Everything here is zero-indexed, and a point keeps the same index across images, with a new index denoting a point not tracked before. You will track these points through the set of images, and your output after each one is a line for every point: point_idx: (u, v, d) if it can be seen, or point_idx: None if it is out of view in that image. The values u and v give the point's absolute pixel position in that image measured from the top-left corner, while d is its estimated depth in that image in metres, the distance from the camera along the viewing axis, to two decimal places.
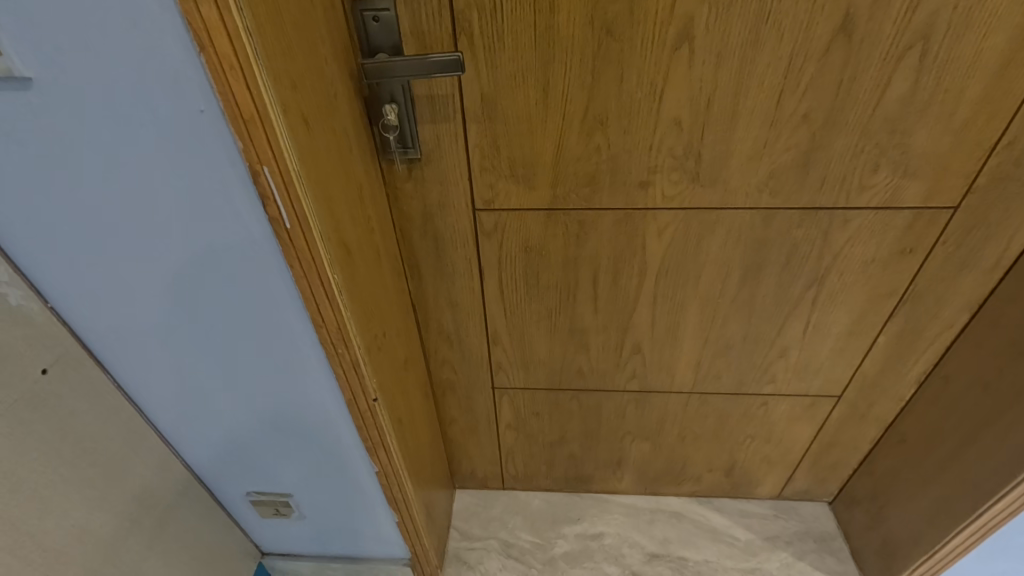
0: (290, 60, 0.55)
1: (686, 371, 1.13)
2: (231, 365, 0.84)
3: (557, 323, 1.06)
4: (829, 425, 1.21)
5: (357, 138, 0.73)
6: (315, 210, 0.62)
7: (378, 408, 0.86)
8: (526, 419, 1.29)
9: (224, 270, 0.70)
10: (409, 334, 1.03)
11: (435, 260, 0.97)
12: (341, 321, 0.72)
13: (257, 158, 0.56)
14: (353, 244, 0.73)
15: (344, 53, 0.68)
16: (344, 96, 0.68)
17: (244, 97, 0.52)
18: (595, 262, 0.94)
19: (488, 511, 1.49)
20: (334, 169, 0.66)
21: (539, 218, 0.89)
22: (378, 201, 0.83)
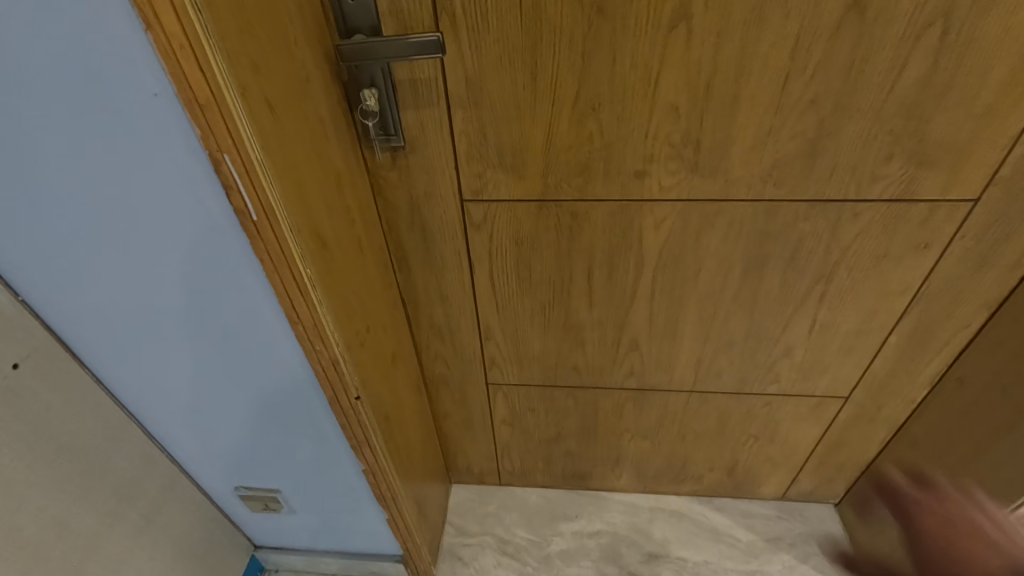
0: (250, 40, 0.52)
1: (686, 369, 1.08)
2: (213, 360, 0.82)
3: (551, 318, 1.02)
4: (836, 425, 1.16)
5: (334, 124, 0.70)
6: (283, 201, 0.59)
7: (360, 407, 0.83)
8: (522, 415, 1.26)
9: (198, 264, 0.68)
10: (398, 329, 1.00)
11: (424, 253, 0.93)
12: (317, 317, 0.69)
13: (216, 145, 0.52)
14: (330, 237, 0.69)
15: (317, 32, 0.64)
16: (318, 80, 0.64)
17: (196, 79, 0.48)
18: (589, 256, 0.90)
19: (484, 506, 1.47)
20: (306, 157, 0.62)
21: (530, 210, 0.85)
22: (359, 191, 0.79)
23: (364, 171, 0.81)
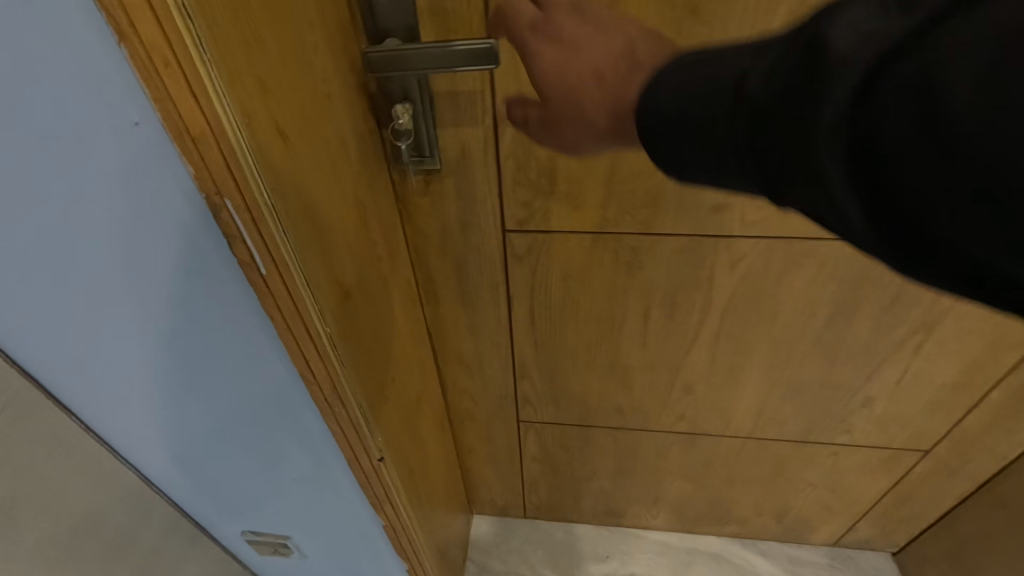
0: (258, 53, 0.40)
1: (745, 415, 0.96)
2: (219, 409, 0.72)
3: (596, 358, 0.90)
4: (909, 479, 1.04)
5: (361, 148, 0.58)
6: (300, 252, 0.47)
7: (383, 468, 0.72)
8: (554, 453, 1.15)
9: (200, 313, 0.57)
10: (423, 368, 0.88)
11: (455, 286, 0.82)
12: (335, 378, 0.57)
13: (214, 189, 0.40)
14: (351, 284, 0.57)
15: (341, 37, 0.51)
16: (342, 97, 0.52)
17: (188, 108, 0.36)
18: (648, 294, 0.78)
19: (507, 542, 1.35)
20: (325, 194, 0.51)
21: (583, 243, 0.73)
22: (387, 221, 0.68)
23: (392, 196, 0.69)
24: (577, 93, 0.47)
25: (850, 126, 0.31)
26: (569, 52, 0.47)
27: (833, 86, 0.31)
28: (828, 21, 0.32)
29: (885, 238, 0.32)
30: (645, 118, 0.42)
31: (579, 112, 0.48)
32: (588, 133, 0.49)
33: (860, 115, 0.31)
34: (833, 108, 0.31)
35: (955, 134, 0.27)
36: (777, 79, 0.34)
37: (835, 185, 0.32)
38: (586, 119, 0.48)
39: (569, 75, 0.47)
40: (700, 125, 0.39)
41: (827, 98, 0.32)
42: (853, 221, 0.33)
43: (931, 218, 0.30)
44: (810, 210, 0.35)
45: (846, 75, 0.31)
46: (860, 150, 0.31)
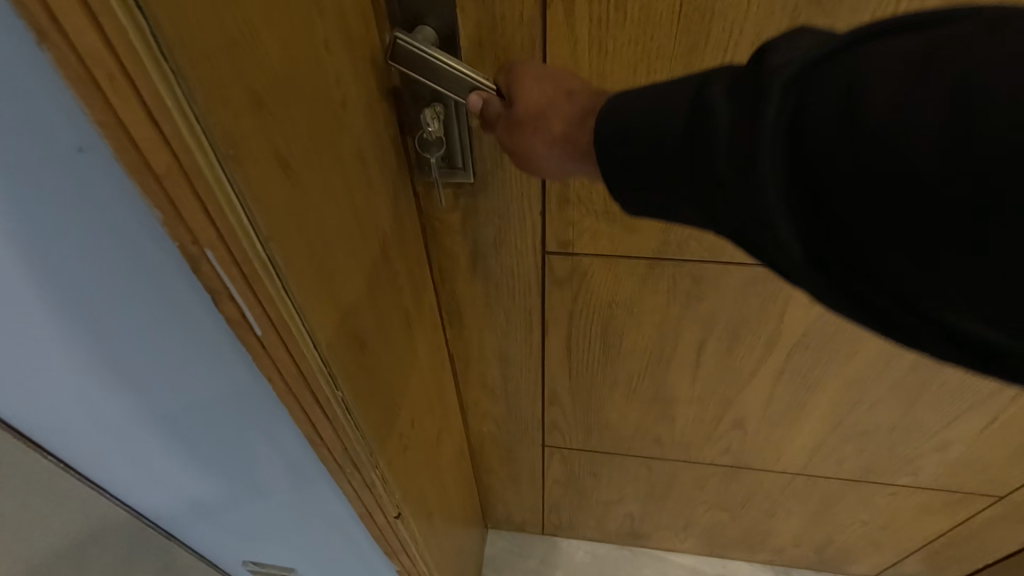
0: (252, 57, 0.29)
1: (799, 452, 0.86)
2: (212, 476, 0.60)
3: (637, 389, 0.80)
4: (971, 522, 0.94)
5: (381, 164, 0.47)
6: (307, 308, 0.36)
7: (401, 526, 0.61)
8: (580, 477, 1.06)
9: (178, 380, 0.44)
10: (443, 398, 0.79)
11: (485, 309, 0.71)
12: (347, 442, 0.45)
13: (190, 239, 0.29)
14: (370, 334, 0.47)
15: (357, 28, 0.40)
16: (359, 106, 0.41)
17: (147, 138, 0.25)
18: (706, 326, 0.68)
19: (524, 562, 1.27)
20: (339, 231, 0.40)
21: (636, 268, 0.62)
22: (408, 246, 0.56)
23: (414, 213, 0.59)
24: (545, 98, 0.43)
25: (793, 143, 0.29)
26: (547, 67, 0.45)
27: (777, 105, 0.30)
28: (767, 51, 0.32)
29: (826, 270, 0.30)
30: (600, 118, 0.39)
31: (539, 114, 0.43)
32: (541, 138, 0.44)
33: (801, 137, 0.29)
34: (776, 128, 0.29)
35: (897, 163, 0.26)
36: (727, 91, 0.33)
37: (778, 215, 0.30)
38: (543, 123, 0.43)
39: (544, 78, 0.43)
40: (647, 134, 0.37)
41: (769, 105, 0.30)
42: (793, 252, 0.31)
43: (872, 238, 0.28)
44: (740, 228, 0.33)
45: (788, 91, 0.29)
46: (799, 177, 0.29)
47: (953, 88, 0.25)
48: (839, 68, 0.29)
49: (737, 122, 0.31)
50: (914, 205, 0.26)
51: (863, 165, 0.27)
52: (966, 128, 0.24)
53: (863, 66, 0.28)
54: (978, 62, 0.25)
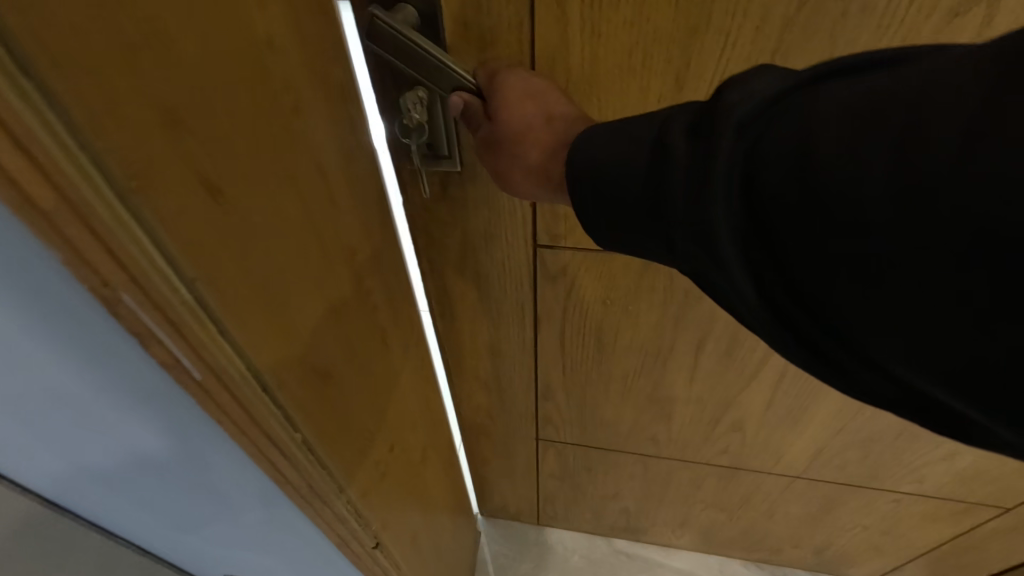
0: (164, 69, 0.26)
1: (799, 456, 0.84)
2: (170, 514, 0.53)
3: (633, 388, 0.78)
4: (976, 532, 0.91)
5: (345, 171, 0.44)
6: (243, 345, 0.34)
7: (379, 553, 0.60)
8: (575, 472, 1.04)
9: (103, 418, 0.37)
10: (429, 401, 0.77)
11: (477, 303, 0.69)
12: (310, 479, 0.43)
13: (99, 282, 0.26)
14: (333, 363, 0.45)
15: (305, 27, 0.37)
16: (315, 115, 0.39)
17: (24, 170, 0.22)
18: (704, 326, 0.65)
19: (519, 565, 1.25)
20: (288, 250, 0.37)
21: (631, 265, 0.60)
22: (384, 256, 0.54)
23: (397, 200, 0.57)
24: (525, 122, 0.42)
25: (745, 191, 0.28)
26: (530, 83, 0.42)
27: (729, 157, 0.29)
28: (719, 97, 0.31)
29: (788, 325, 0.30)
30: (573, 162, 0.38)
31: (516, 140, 0.43)
32: (516, 165, 0.44)
33: (755, 190, 0.28)
34: (728, 181, 0.29)
35: (844, 222, 0.25)
36: (687, 128, 0.32)
37: (736, 270, 0.30)
38: (520, 152, 0.43)
39: (526, 100, 0.42)
40: (612, 173, 0.36)
41: (720, 157, 0.29)
42: (752, 305, 0.30)
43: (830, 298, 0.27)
44: (702, 271, 0.32)
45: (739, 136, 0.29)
46: (754, 230, 0.29)
47: (895, 143, 0.24)
48: (788, 119, 0.28)
49: (695, 164, 0.31)
50: (864, 262, 0.25)
51: (810, 219, 0.26)
52: (910, 189, 0.24)
53: (812, 115, 0.27)
54: (924, 110, 0.24)
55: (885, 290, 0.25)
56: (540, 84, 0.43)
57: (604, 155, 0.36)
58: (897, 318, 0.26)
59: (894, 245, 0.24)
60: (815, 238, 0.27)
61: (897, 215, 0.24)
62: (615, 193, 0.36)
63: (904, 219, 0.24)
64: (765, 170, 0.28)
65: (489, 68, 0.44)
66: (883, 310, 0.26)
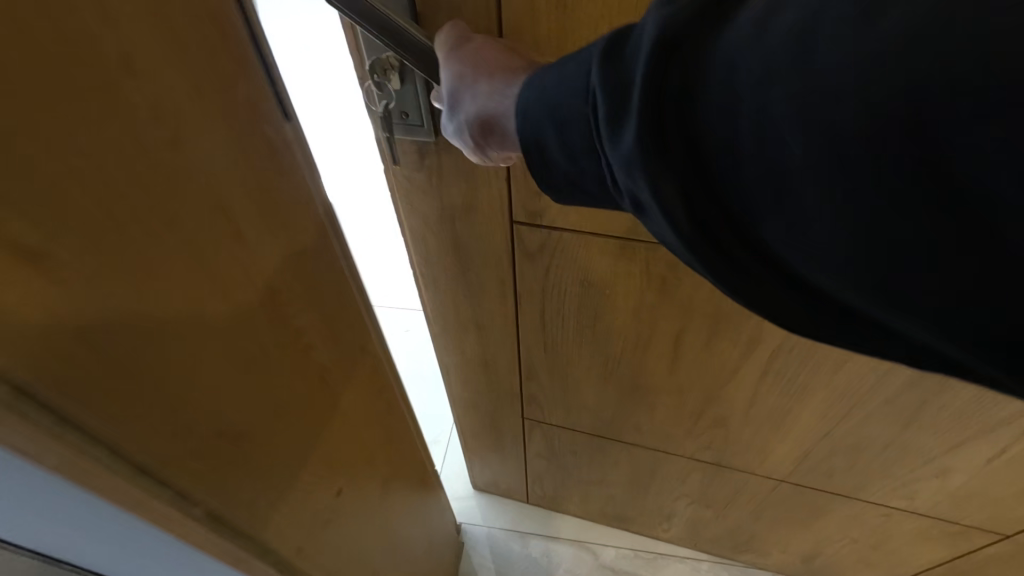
0: None
1: (784, 459, 0.81)
2: None
3: (614, 374, 0.77)
4: (970, 556, 0.87)
5: (291, 158, 0.42)
6: (101, 430, 0.29)
7: None
8: (561, 454, 1.05)
9: None
10: (388, 433, 0.73)
11: (459, 275, 0.70)
12: (230, 548, 0.40)
13: None
14: (258, 422, 0.41)
15: (189, 43, 0.31)
16: (206, 146, 0.33)
17: None
18: (683, 317, 0.64)
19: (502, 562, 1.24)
20: (181, 290, 0.32)
21: (608, 248, 0.59)
22: (317, 303, 0.48)
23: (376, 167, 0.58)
24: (472, 84, 0.41)
25: (678, 115, 0.29)
26: (472, 43, 0.42)
27: (659, 84, 0.29)
28: (640, 24, 0.32)
29: (728, 252, 0.30)
30: (520, 101, 0.38)
31: (472, 104, 0.42)
32: (480, 128, 0.43)
33: (687, 116, 0.29)
34: (663, 107, 0.29)
35: (773, 140, 0.26)
36: (604, 58, 0.32)
37: (676, 202, 0.30)
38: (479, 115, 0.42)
39: (469, 61, 0.41)
40: (555, 112, 0.36)
41: (648, 82, 0.29)
42: (693, 238, 0.30)
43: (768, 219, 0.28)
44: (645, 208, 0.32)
45: (665, 56, 0.29)
46: (693, 156, 0.29)
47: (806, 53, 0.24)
48: (707, 40, 0.28)
49: (623, 91, 0.31)
50: (795, 180, 0.26)
51: (741, 140, 0.27)
52: (829, 99, 0.24)
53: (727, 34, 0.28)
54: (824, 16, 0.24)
55: (817, 208, 0.26)
56: (496, 48, 0.42)
57: (547, 95, 0.36)
58: (828, 237, 0.26)
59: (819, 160, 0.25)
60: (750, 157, 0.27)
61: (818, 128, 0.24)
62: (565, 129, 0.36)
63: (827, 132, 0.24)
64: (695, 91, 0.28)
65: (442, 30, 0.43)
66: (818, 230, 0.26)
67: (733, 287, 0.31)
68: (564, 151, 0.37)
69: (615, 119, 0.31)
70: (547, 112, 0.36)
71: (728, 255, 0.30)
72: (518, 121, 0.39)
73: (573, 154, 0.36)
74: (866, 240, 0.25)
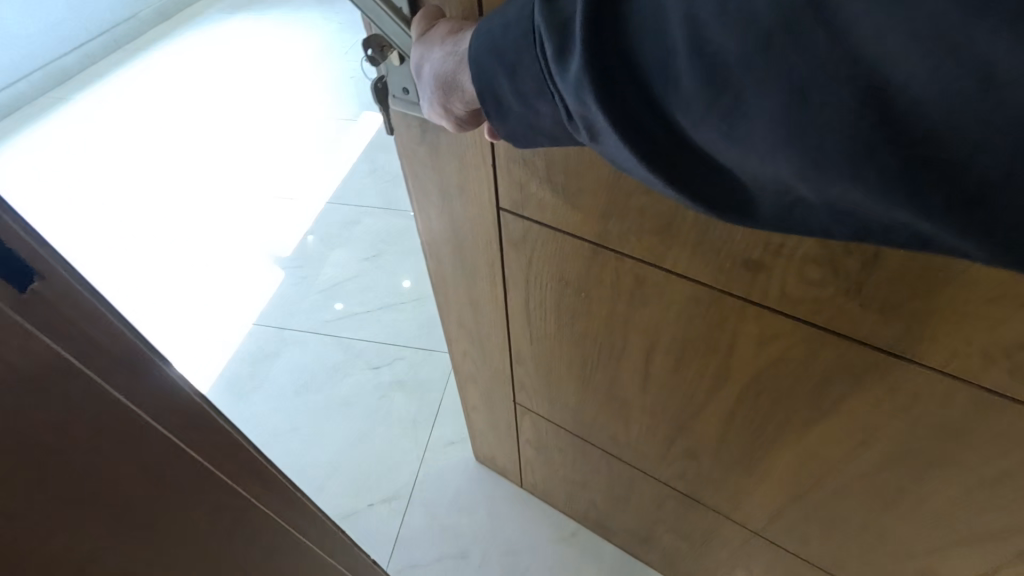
0: None
1: (757, 510, 0.77)
2: None
3: (591, 379, 0.77)
4: None
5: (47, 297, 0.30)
6: None
7: None
8: (549, 447, 1.06)
9: None
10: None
11: (456, 249, 0.74)
12: None
13: None
14: None
15: None
16: None
17: None
18: (653, 335, 0.62)
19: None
20: None
21: (581, 251, 0.59)
22: (80, 505, 0.33)
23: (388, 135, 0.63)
24: (431, 56, 0.44)
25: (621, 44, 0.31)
26: (432, 24, 0.46)
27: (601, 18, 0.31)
28: None
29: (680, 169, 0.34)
30: (474, 59, 0.39)
31: (433, 75, 0.44)
32: (445, 96, 0.45)
33: (630, 48, 0.31)
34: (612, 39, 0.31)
35: (713, 64, 0.29)
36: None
37: (634, 125, 0.33)
38: (440, 83, 0.44)
39: (429, 38, 0.45)
40: (506, 56, 0.37)
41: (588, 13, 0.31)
42: (653, 157, 0.33)
43: (711, 135, 0.31)
44: (604, 136, 0.35)
45: None
46: (641, 85, 0.32)
47: None
48: None
49: (568, 24, 0.33)
50: (735, 101, 0.29)
51: (683, 65, 0.30)
52: (760, 25, 0.27)
53: None
54: None
55: (754, 123, 0.29)
56: (446, 26, 0.44)
57: (498, 41, 0.37)
58: (767, 148, 0.29)
59: (757, 78, 0.28)
60: (695, 81, 0.29)
61: (754, 49, 0.27)
62: (522, 71, 0.37)
63: (763, 52, 0.27)
64: (635, 21, 0.31)
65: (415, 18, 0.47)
66: (758, 142, 0.29)
67: (692, 193, 0.34)
68: (520, 96, 0.38)
69: (569, 51, 0.33)
70: (499, 58, 0.38)
71: (679, 166, 0.34)
72: (474, 74, 0.40)
73: (527, 95, 0.38)
74: (802, 148, 0.28)
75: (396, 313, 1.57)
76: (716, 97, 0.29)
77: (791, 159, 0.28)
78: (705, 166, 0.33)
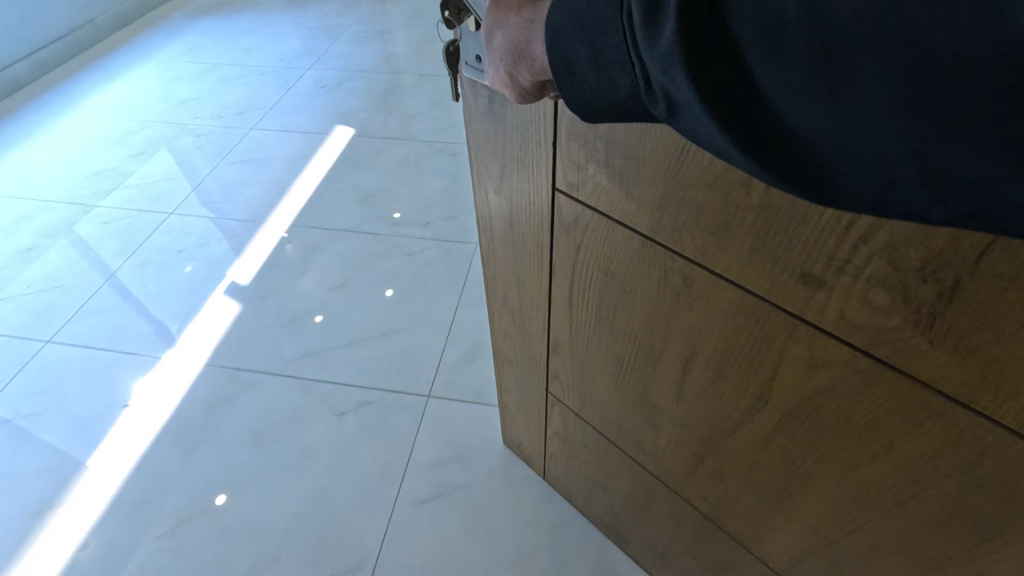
0: None
1: (781, 548, 0.71)
2: None
3: (625, 379, 0.75)
4: None
5: None
6: None
7: None
8: (575, 442, 1.04)
9: None
10: None
11: (508, 225, 0.74)
12: None
13: None
14: None
15: None
16: None
17: None
18: (694, 344, 0.59)
19: None
20: None
21: (630, 243, 0.57)
22: None
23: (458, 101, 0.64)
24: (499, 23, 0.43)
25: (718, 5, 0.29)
26: None
27: None
28: None
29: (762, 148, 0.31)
30: (551, 27, 0.38)
31: (503, 44, 0.44)
32: (515, 65, 0.44)
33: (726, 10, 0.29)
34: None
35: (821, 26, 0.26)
36: None
37: (719, 92, 0.30)
38: (510, 52, 0.44)
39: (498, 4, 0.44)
40: (583, 25, 0.36)
41: None
42: (736, 130, 0.31)
43: (804, 109, 0.28)
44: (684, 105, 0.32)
45: None
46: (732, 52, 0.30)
47: None
48: None
49: None
50: (841, 69, 0.26)
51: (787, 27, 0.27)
52: None
53: None
54: None
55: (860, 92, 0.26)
56: None
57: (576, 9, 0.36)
58: (870, 122, 0.26)
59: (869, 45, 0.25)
60: (797, 45, 0.27)
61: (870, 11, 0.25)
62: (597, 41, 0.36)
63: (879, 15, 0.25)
64: None
65: None
66: (859, 116, 0.26)
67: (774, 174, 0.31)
68: (593, 67, 0.37)
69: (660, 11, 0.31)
70: (577, 26, 0.36)
71: (760, 145, 0.31)
72: (549, 42, 0.39)
73: (602, 66, 0.36)
74: (911, 120, 0.25)
75: (369, 348, 1.54)
76: (818, 63, 0.27)
77: (898, 134, 0.25)
78: (789, 151, 0.30)
